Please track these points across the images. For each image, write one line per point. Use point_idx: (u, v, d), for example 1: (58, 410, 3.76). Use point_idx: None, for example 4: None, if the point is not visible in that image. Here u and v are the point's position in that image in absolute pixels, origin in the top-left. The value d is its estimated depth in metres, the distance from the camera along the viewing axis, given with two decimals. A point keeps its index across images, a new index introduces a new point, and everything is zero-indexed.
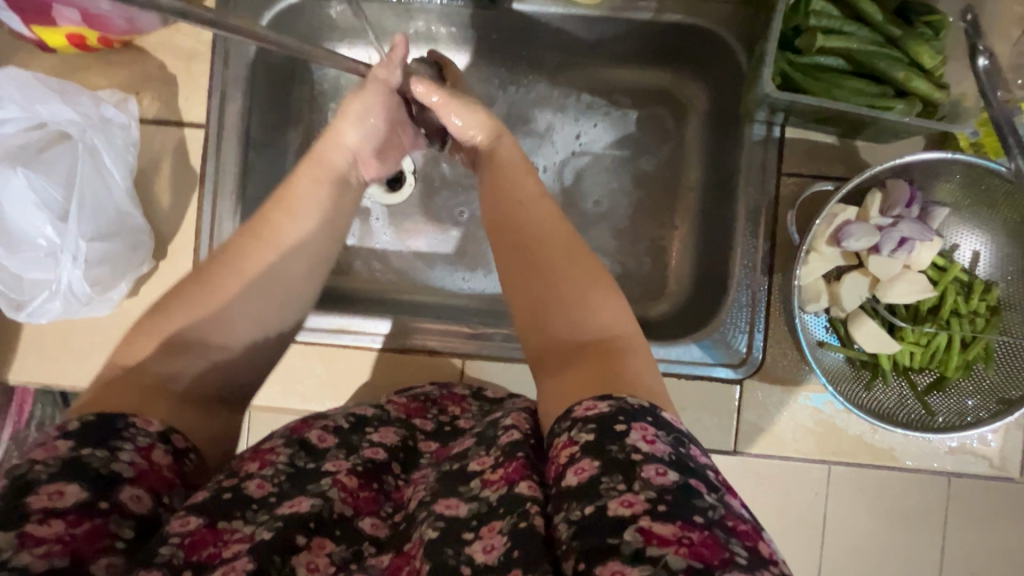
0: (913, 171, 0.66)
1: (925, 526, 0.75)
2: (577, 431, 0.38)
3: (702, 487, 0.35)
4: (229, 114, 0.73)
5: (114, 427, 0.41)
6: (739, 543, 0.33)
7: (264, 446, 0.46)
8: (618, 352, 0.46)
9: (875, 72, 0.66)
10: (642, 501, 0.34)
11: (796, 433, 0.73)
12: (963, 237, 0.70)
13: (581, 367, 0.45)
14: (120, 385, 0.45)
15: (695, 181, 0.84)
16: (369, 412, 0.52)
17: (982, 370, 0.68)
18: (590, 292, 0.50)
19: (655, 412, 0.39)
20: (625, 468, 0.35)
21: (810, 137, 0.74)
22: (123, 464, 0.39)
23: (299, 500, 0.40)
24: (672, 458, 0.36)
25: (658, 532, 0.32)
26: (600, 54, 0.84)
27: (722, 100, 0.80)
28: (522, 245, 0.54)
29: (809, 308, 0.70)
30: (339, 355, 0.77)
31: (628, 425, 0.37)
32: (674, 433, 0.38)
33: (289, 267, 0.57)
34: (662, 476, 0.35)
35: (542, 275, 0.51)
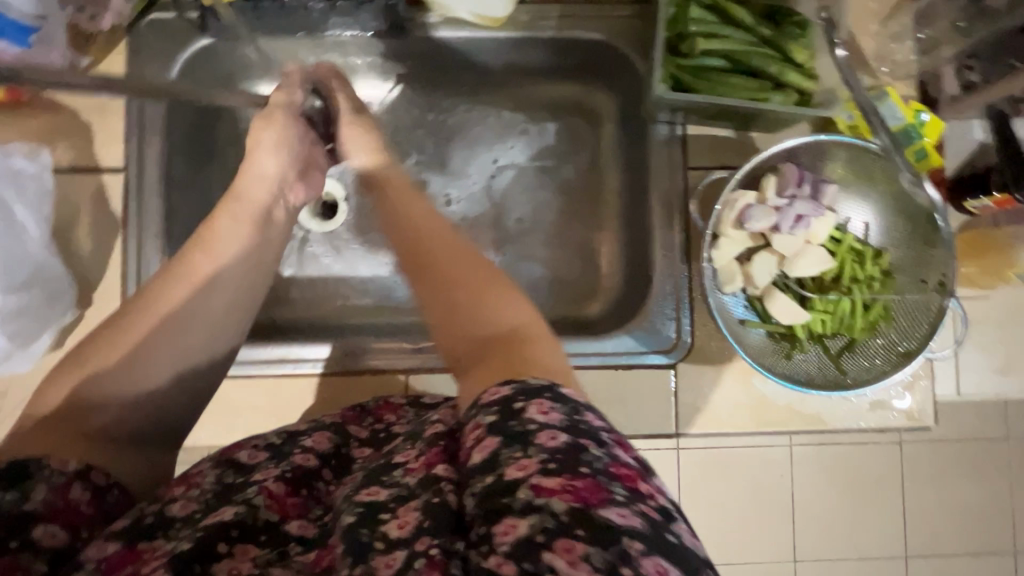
0: (798, 155, 0.73)
1: (886, 488, 0.81)
2: (481, 414, 0.39)
3: (592, 443, 0.37)
4: (149, 155, 0.74)
5: (26, 469, 0.41)
6: (620, 485, 0.35)
7: (192, 469, 0.46)
8: (524, 339, 0.47)
9: (754, 68, 0.72)
10: (535, 463, 0.35)
11: (733, 409, 0.77)
12: (853, 210, 0.76)
13: (488, 361, 0.46)
14: (41, 430, 0.45)
15: (614, 182, 0.89)
16: (302, 426, 0.52)
17: (884, 330, 0.73)
18: (490, 291, 0.52)
19: (556, 388, 0.40)
20: (521, 438, 0.37)
21: (709, 132, 0.80)
22: (36, 503, 0.40)
23: (224, 509, 0.41)
24: (566, 423, 0.37)
25: (547, 486, 0.34)
26: (513, 72, 0.89)
27: (630, 104, 0.86)
28: (419, 261, 0.56)
29: (726, 289, 0.75)
30: (281, 385, 0.76)
31: (526, 402, 0.38)
32: (570, 403, 0.39)
33: (208, 299, 0.56)
34: (554, 439, 0.36)
35: (443, 283, 0.53)
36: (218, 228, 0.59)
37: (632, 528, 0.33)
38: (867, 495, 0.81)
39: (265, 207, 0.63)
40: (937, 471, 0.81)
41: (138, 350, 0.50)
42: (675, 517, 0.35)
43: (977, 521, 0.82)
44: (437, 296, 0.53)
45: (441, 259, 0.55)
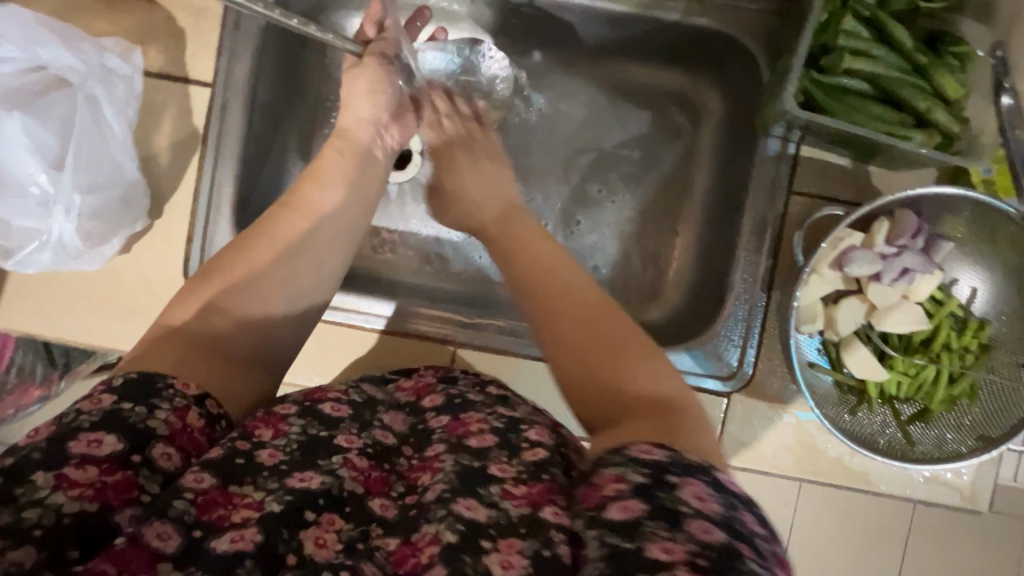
0: (923, 204, 0.65)
1: (886, 543, 0.77)
2: (629, 470, 0.39)
3: (749, 552, 0.35)
4: (234, 74, 0.71)
5: (154, 385, 0.42)
6: None
7: (279, 409, 0.46)
8: (676, 411, 0.46)
9: (898, 99, 0.65)
10: (684, 552, 0.34)
11: (777, 450, 0.74)
12: (963, 273, 0.70)
13: (635, 420, 0.45)
14: (167, 344, 0.47)
15: (702, 189, 0.84)
16: (378, 395, 0.52)
17: (965, 407, 0.69)
18: (632, 353, 0.50)
19: (711, 471, 0.40)
20: (674, 521, 0.36)
21: (824, 157, 0.74)
22: (159, 422, 0.40)
23: (312, 475, 0.42)
24: (722, 519, 0.37)
25: None
26: (621, 51, 0.82)
27: (738, 109, 0.79)
28: (567, 302, 0.54)
29: (804, 329, 0.70)
30: (330, 333, 0.76)
31: (681, 480, 0.38)
32: (727, 495, 0.39)
33: (314, 234, 0.58)
34: (707, 533, 0.35)
35: (589, 332, 0.52)
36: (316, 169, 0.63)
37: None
38: (864, 545, 0.77)
39: (367, 145, 0.67)
40: (946, 540, 0.78)
41: (251, 282, 0.52)
42: None
43: None
44: (571, 335, 0.52)
45: (571, 299, 0.54)
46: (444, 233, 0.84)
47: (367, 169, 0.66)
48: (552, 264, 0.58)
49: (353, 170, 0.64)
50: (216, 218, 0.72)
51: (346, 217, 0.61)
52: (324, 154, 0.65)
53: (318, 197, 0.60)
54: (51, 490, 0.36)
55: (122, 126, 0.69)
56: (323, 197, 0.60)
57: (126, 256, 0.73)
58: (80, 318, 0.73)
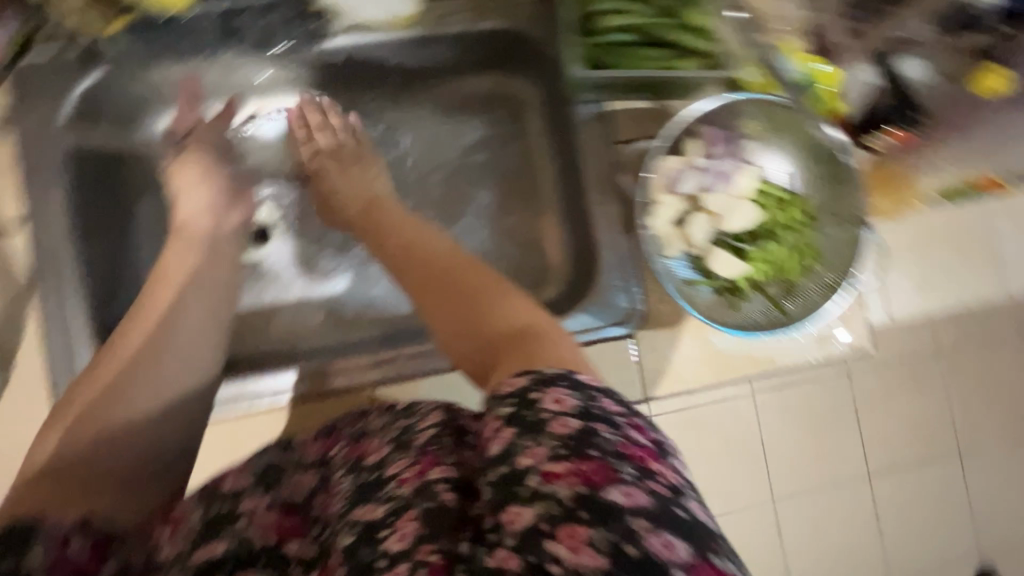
0: (716, 117, 0.77)
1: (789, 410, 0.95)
2: (499, 407, 0.43)
3: (602, 426, 0.40)
4: (49, 202, 0.69)
5: (24, 535, 0.41)
6: (631, 464, 0.38)
7: (181, 507, 0.47)
8: (539, 334, 0.53)
9: (662, 39, 0.75)
10: (545, 449, 0.39)
11: (692, 365, 0.81)
12: (773, 163, 0.80)
13: (507, 355, 0.52)
14: (39, 483, 0.47)
15: (548, 166, 0.89)
16: (285, 458, 0.51)
17: (818, 268, 0.77)
18: (491, 301, 0.58)
19: (569, 376, 0.45)
20: (536, 429, 0.40)
21: (631, 106, 0.83)
22: (36, 561, 0.40)
23: (216, 544, 0.43)
24: (579, 410, 0.41)
25: (554, 471, 0.38)
26: (430, 70, 0.88)
27: (552, 85, 0.85)
28: (431, 281, 0.63)
29: (669, 254, 0.78)
30: (252, 421, 0.74)
31: (541, 393, 0.43)
32: (584, 390, 0.43)
33: (164, 334, 0.61)
34: (564, 426, 0.40)
35: (455, 298, 0.60)
36: (165, 276, 0.67)
37: (638, 507, 0.36)
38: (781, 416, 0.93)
39: (211, 235, 0.74)
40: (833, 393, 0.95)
41: (108, 397, 0.55)
42: (683, 492, 0.39)
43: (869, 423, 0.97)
44: (441, 312, 0.60)
45: (430, 282, 0.63)
46: (313, 292, 0.85)
47: (200, 256, 0.71)
48: (411, 258, 0.67)
49: (195, 263, 0.69)
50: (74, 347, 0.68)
51: (190, 308, 0.65)
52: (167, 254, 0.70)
53: (155, 302, 0.63)
54: None
55: None
56: (157, 300, 0.63)
57: None
58: None
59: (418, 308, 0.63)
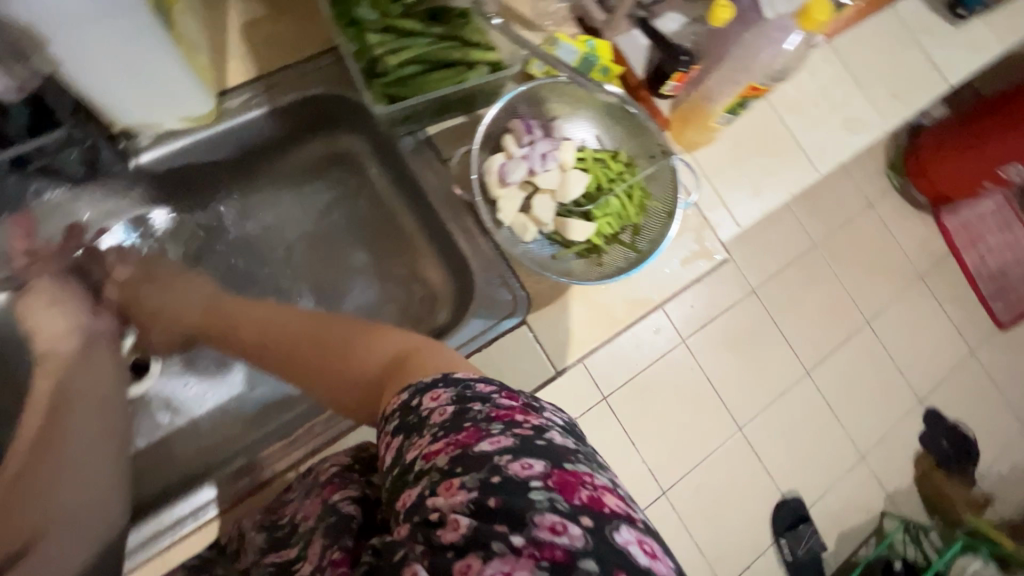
0: (518, 111, 0.86)
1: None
2: (389, 424, 0.45)
3: (475, 401, 0.42)
4: None
5: None
6: (498, 422, 0.40)
7: None
8: (410, 355, 0.55)
9: (445, 60, 0.81)
10: (427, 437, 0.40)
11: (588, 325, 0.86)
12: (583, 133, 0.90)
13: (384, 381, 0.54)
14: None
15: (398, 203, 0.95)
16: (218, 549, 0.59)
17: (652, 204, 0.87)
18: (366, 342, 0.61)
19: (445, 376, 0.46)
20: (419, 425, 0.42)
21: (447, 125, 0.89)
22: None
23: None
24: (453, 397, 0.43)
25: (434, 450, 0.39)
26: (259, 156, 0.92)
27: (371, 135, 0.93)
28: (314, 339, 0.67)
29: (527, 239, 0.85)
30: (173, 557, 0.68)
31: (422, 396, 0.44)
32: (460, 381, 0.45)
33: (61, 451, 0.60)
34: (441, 414, 0.41)
35: (337, 348, 0.63)
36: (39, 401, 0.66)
37: (505, 449, 0.37)
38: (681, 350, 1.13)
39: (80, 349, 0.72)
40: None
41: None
42: (551, 433, 0.40)
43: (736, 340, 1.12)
44: (331, 374, 0.62)
45: (314, 354, 0.65)
46: (197, 408, 0.87)
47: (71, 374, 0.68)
48: (273, 335, 0.70)
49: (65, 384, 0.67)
50: None
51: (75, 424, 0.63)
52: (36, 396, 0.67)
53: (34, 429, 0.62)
54: None
55: None
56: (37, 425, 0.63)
57: None
58: None
59: (308, 379, 0.66)
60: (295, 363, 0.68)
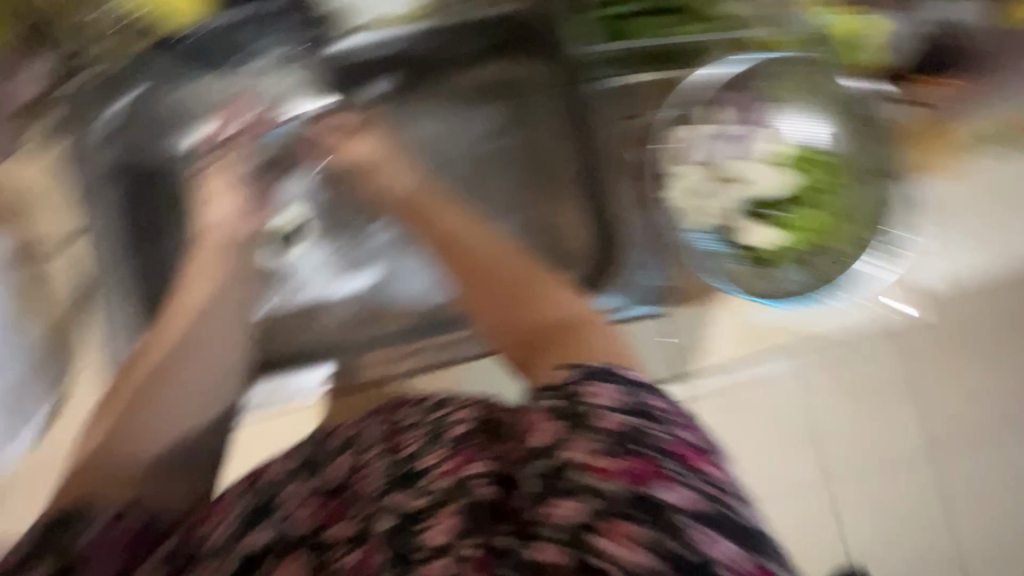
0: (741, 78, 0.74)
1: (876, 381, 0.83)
2: (547, 399, 0.50)
3: (654, 427, 0.46)
4: (106, 220, 0.78)
5: (70, 516, 0.48)
6: (679, 463, 0.44)
7: (218, 501, 0.52)
8: (577, 327, 0.60)
9: (671, 6, 0.75)
10: (600, 447, 0.44)
11: (722, 339, 0.82)
12: (799, 121, 0.77)
13: (549, 347, 0.59)
14: (78, 476, 0.53)
15: (571, 146, 0.84)
16: (317, 449, 0.55)
17: (853, 229, 0.74)
18: (541, 294, 0.65)
19: (616, 372, 0.51)
20: (587, 425, 0.46)
21: (648, 79, 0.81)
22: (87, 534, 0.47)
23: (263, 531, 0.49)
24: (629, 408, 0.47)
25: (606, 468, 0.43)
26: (444, 60, 0.84)
27: (559, 72, 0.82)
28: (477, 267, 0.69)
29: (684, 227, 0.77)
30: (290, 415, 0.80)
31: (585, 390, 0.49)
32: (632, 386, 0.49)
33: (193, 325, 0.67)
34: (617, 424, 0.46)
35: (506, 287, 0.67)
36: (193, 283, 0.70)
37: (689, 503, 0.42)
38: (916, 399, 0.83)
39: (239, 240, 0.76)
40: (913, 359, 0.83)
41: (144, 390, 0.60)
42: (724, 491, 0.43)
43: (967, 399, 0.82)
44: (489, 297, 0.67)
45: (494, 275, 0.68)
46: (314, 300, 0.85)
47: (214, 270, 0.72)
48: (474, 266, 0.69)
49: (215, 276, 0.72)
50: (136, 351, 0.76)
51: (201, 302, 0.69)
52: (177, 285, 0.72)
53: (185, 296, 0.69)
54: None
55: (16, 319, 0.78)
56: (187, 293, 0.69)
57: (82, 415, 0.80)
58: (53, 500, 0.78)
59: (466, 296, 0.69)
60: (463, 278, 0.70)
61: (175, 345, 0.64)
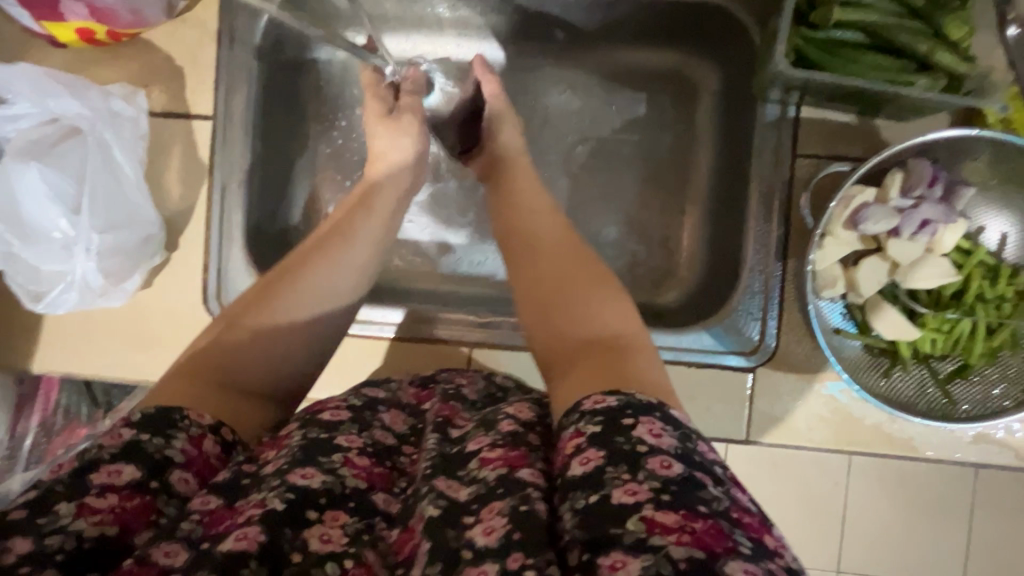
0: (936, 149, 0.64)
1: (966, 520, 0.74)
2: (585, 423, 0.41)
3: (706, 479, 0.38)
4: (234, 101, 0.73)
5: (171, 418, 0.43)
6: (742, 533, 0.35)
7: (282, 431, 0.47)
8: (625, 351, 0.48)
9: (895, 44, 0.63)
10: (647, 490, 0.36)
11: (817, 422, 0.73)
12: (990, 219, 0.67)
13: (588, 362, 0.48)
14: (186, 378, 0.49)
15: (707, 161, 0.81)
16: (381, 394, 0.53)
17: (1008, 358, 0.65)
18: (593, 298, 0.53)
19: (664, 409, 0.42)
20: (634, 463, 0.38)
21: (826, 116, 0.72)
22: (175, 451, 0.42)
23: (311, 472, 0.41)
24: (678, 451, 0.39)
25: (660, 520, 0.35)
26: (610, 35, 0.81)
27: (736, 80, 0.76)
28: (531, 250, 0.60)
29: (824, 294, 0.68)
30: (351, 346, 0.77)
31: (634, 420, 0.40)
32: (682, 429, 0.41)
33: (337, 271, 0.59)
34: (667, 468, 0.37)
35: (552, 281, 0.56)
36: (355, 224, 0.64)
37: None
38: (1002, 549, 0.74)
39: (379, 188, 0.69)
40: (1014, 508, 0.74)
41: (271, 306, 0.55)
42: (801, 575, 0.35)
43: None
44: (534, 283, 0.57)
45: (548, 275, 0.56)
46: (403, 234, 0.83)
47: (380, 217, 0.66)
48: (525, 239, 0.62)
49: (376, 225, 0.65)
50: (229, 244, 0.74)
51: (356, 254, 0.61)
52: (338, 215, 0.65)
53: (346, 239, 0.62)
54: (74, 518, 0.36)
55: (132, 165, 0.73)
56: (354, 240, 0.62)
57: (148, 291, 0.76)
58: (109, 354, 0.76)
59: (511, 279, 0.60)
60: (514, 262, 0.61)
61: (298, 281, 0.57)
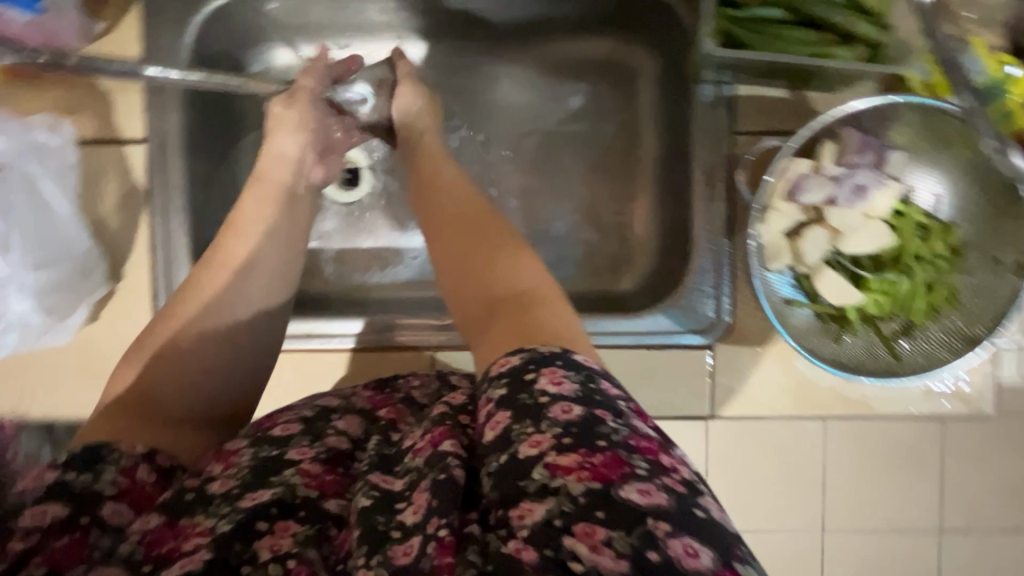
0: (864, 118, 0.66)
1: (925, 469, 0.77)
2: (493, 389, 0.42)
3: (607, 414, 0.39)
4: (165, 124, 0.71)
5: (98, 453, 0.43)
6: (641, 458, 0.37)
7: (231, 444, 0.47)
8: (533, 301, 0.51)
9: (816, 19, 0.65)
10: (549, 437, 0.37)
11: (776, 390, 0.75)
12: (921, 180, 0.69)
13: (502, 318, 0.51)
14: (108, 418, 0.48)
15: (652, 144, 0.82)
16: (334, 403, 0.52)
17: (948, 313, 0.68)
18: (502, 257, 0.56)
19: (567, 356, 0.42)
20: (536, 413, 0.39)
21: (761, 93, 0.73)
22: (106, 483, 0.41)
23: (261, 493, 0.41)
24: (579, 394, 0.39)
25: (562, 463, 0.36)
26: (547, 26, 0.81)
27: (671, 64, 0.77)
28: (445, 219, 0.62)
29: (772, 266, 0.70)
30: (311, 360, 0.76)
31: (537, 372, 0.41)
32: (585, 371, 0.42)
33: (248, 278, 0.59)
34: (567, 412, 0.38)
35: (465, 247, 0.59)
36: (242, 224, 0.62)
37: (658, 504, 0.34)
38: (961, 497, 0.77)
39: (288, 184, 0.67)
40: (967, 452, 0.77)
41: (188, 330, 0.54)
42: (698, 485, 0.37)
43: (1008, 504, 0.77)
44: (450, 254, 0.59)
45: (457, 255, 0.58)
46: (359, 242, 0.83)
47: (278, 212, 0.64)
48: (445, 223, 0.62)
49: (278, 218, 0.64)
50: (174, 269, 0.72)
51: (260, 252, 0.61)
52: (241, 216, 0.63)
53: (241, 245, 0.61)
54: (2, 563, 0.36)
55: (64, 197, 0.71)
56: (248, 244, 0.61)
57: (93, 324, 0.74)
58: (61, 393, 0.74)
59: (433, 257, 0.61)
60: (434, 247, 0.61)
61: (205, 299, 0.56)
